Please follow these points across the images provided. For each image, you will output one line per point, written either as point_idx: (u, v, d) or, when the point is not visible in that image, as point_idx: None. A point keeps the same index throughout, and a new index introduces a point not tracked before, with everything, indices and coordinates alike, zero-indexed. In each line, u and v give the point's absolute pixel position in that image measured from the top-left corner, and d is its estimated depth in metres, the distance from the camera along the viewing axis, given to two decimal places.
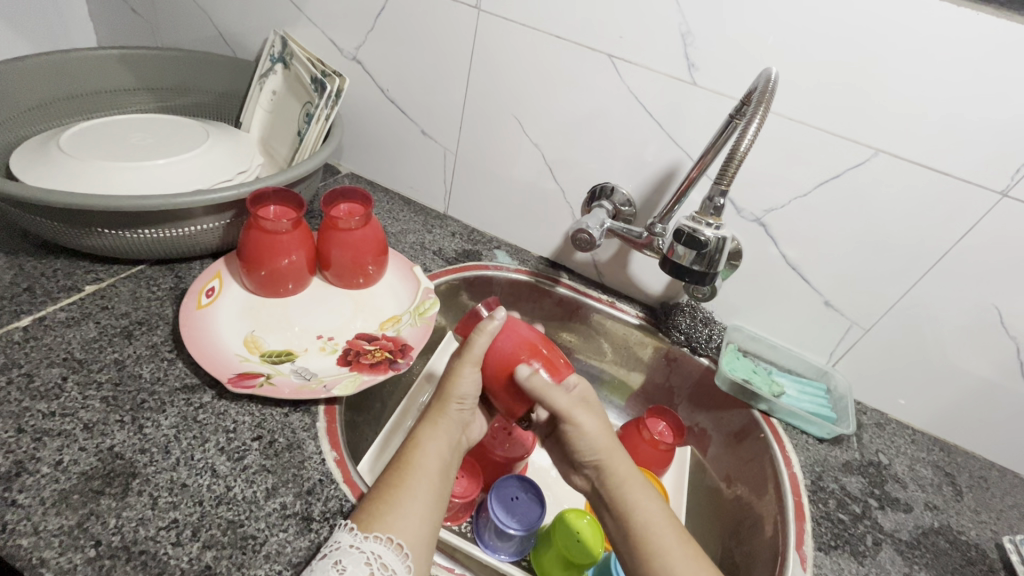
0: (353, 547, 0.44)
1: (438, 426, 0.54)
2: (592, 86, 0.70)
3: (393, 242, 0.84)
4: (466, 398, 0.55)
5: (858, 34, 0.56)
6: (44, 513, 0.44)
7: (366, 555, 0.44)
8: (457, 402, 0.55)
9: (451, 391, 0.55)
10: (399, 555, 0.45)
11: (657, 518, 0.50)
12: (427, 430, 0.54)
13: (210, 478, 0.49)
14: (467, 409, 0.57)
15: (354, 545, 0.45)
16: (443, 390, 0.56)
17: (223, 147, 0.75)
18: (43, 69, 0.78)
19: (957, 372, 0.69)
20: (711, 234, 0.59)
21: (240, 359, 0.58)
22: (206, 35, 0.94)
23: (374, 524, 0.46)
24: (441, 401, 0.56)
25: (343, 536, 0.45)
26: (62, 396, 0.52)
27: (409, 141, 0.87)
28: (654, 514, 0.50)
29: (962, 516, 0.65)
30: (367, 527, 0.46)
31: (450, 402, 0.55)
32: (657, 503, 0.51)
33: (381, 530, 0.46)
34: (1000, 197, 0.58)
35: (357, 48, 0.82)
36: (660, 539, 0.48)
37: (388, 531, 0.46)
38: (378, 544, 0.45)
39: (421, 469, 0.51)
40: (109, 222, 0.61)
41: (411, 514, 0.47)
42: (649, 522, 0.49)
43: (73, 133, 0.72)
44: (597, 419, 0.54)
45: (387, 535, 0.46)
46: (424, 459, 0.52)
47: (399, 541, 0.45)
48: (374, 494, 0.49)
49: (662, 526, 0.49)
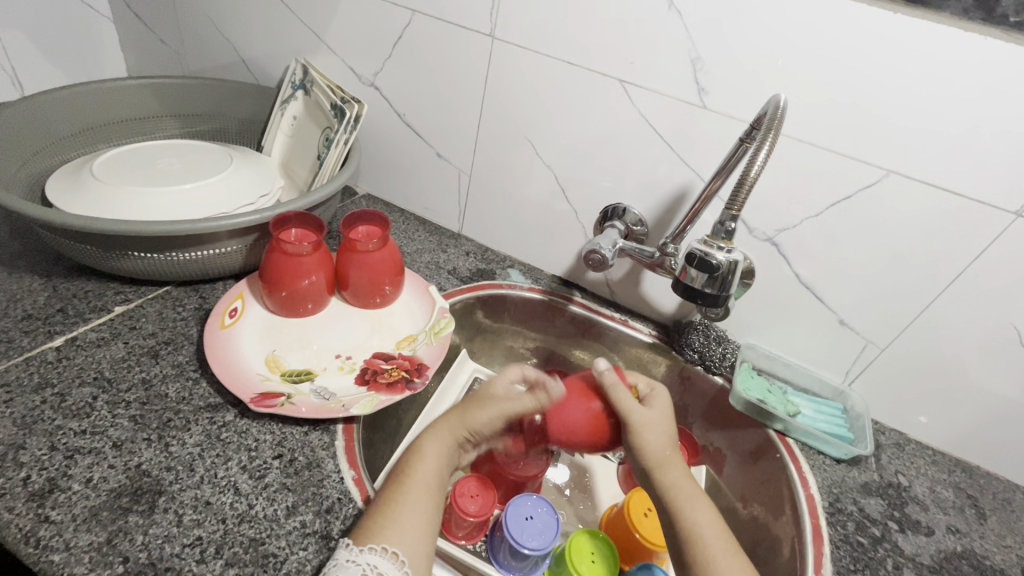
0: (349, 561, 0.45)
1: (441, 438, 0.59)
2: (603, 111, 0.71)
3: (408, 262, 0.86)
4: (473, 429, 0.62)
5: (865, 60, 0.57)
6: (76, 529, 0.46)
7: (362, 567, 0.44)
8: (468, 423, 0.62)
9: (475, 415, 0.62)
10: (395, 563, 0.45)
11: (707, 524, 0.52)
12: (426, 446, 0.57)
13: (233, 495, 0.50)
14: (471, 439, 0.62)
15: (350, 560, 0.45)
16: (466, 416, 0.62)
17: (246, 171, 0.78)
18: (78, 98, 0.82)
19: (977, 392, 0.68)
20: (723, 258, 0.59)
21: (261, 378, 0.60)
22: (231, 62, 0.97)
23: (372, 535, 0.47)
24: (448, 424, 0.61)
25: (340, 552, 0.46)
26: (93, 414, 0.54)
27: (426, 163, 0.89)
28: (703, 520, 0.52)
29: (986, 539, 0.64)
30: (362, 541, 0.46)
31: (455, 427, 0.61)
32: (709, 511, 0.53)
33: (377, 542, 0.46)
34: (1015, 217, 0.57)
35: (375, 75, 0.85)
36: (705, 545, 0.50)
37: (383, 539, 0.46)
38: (374, 555, 0.45)
39: (418, 481, 0.53)
40: (140, 246, 0.64)
41: (407, 524, 0.48)
42: (699, 524, 0.51)
43: (106, 159, 0.75)
44: (664, 438, 0.58)
45: (383, 546, 0.46)
46: (424, 472, 0.54)
47: (394, 549, 0.46)
48: (375, 506, 0.50)
49: (710, 532, 0.51)
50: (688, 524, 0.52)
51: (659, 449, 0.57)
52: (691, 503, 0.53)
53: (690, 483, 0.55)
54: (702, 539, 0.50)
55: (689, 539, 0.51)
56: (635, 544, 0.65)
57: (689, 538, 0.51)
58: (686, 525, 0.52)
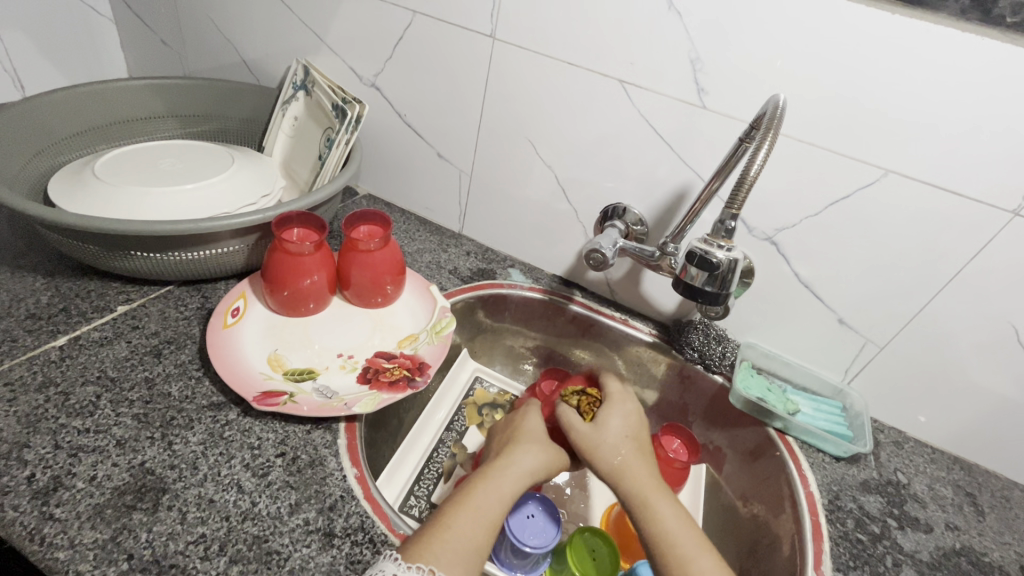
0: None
1: (518, 476, 0.55)
2: (603, 111, 0.72)
3: (409, 262, 0.86)
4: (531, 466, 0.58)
5: (863, 62, 0.57)
6: (80, 527, 0.46)
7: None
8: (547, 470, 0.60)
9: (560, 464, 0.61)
10: None
11: (671, 523, 0.52)
12: (493, 473, 0.55)
13: (236, 493, 0.51)
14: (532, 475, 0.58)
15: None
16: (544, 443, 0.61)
17: (248, 172, 0.78)
18: (80, 99, 0.83)
19: (975, 390, 0.69)
20: (723, 256, 0.60)
21: (264, 377, 0.60)
22: (232, 63, 0.98)
23: (421, 552, 0.46)
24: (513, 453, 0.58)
25: (388, 565, 0.45)
26: (96, 413, 0.55)
27: (427, 164, 0.89)
28: (667, 519, 0.53)
29: (985, 536, 0.64)
30: (411, 558, 0.45)
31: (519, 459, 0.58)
32: (673, 510, 0.54)
33: (423, 561, 0.45)
34: (1012, 215, 0.58)
35: (376, 75, 0.85)
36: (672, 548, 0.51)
37: (433, 562, 0.45)
38: None
39: (482, 512, 0.51)
40: (143, 245, 0.64)
41: (462, 554, 0.47)
42: (667, 528, 0.52)
43: (108, 159, 0.75)
44: (615, 433, 0.61)
45: (429, 566, 0.45)
46: (491, 503, 0.52)
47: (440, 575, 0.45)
48: (429, 525, 0.49)
49: (677, 532, 0.52)
50: (654, 525, 0.53)
51: (613, 455, 0.59)
52: (658, 506, 0.54)
53: (651, 484, 0.56)
54: (672, 542, 0.51)
55: (659, 546, 0.51)
56: (633, 541, 0.66)
57: (660, 543, 0.51)
58: (653, 530, 0.52)
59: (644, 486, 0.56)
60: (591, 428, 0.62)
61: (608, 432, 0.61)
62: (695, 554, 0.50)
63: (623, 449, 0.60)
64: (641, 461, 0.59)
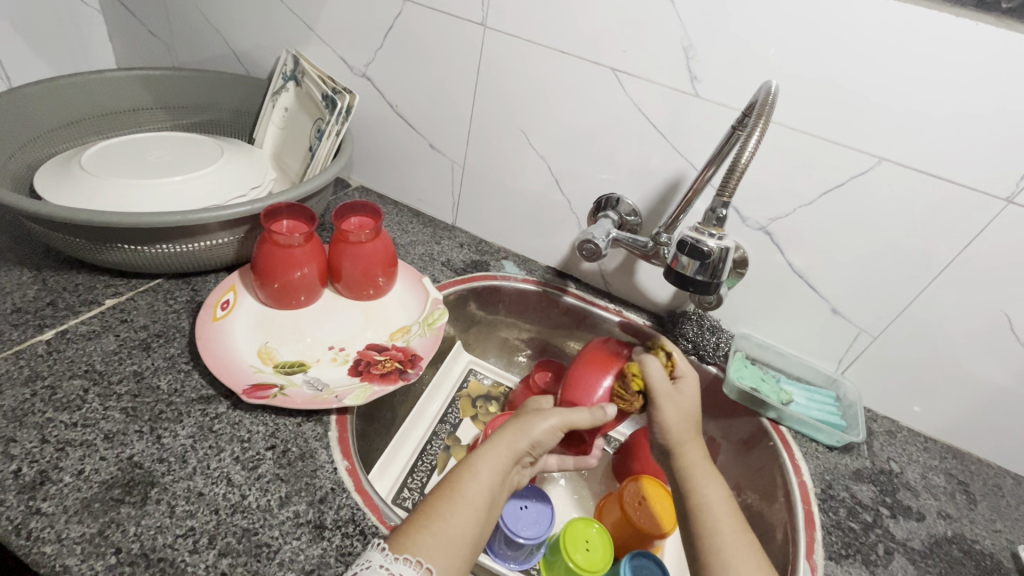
0: (382, 568, 0.44)
1: (497, 455, 0.54)
2: (596, 100, 0.71)
3: (402, 254, 0.85)
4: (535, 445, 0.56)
5: (857, 49, 0.57)
6: (67, 521, 0.45)
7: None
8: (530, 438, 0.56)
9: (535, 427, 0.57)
10: None
11: (717, 502, 0.52)
12: (481, 458, 0.53)
13: (225, 486, 0.50)
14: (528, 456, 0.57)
15: (383, 566, 0.44)
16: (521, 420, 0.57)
17: (238, 163, 0.77)
18: (66, 91, 0.81)
19: (968, 379, 0.69)
20: (714, 245, 0.59)
21: (254, 370, 0.60)
22: (221, 54, 0.96)
23: (408, 544, 0.46)
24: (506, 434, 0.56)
25: (374, 555, 0.45)
26: (84, 406, 0.54)
27: (419, 155, 0.88)
28: (713, 498, 0.52)
29: (976, 524, 0.65)
30: (398, 549, 0.46)
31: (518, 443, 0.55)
32: (721, 490, 0.53)
33: (411, 553, 0.45)
34: (1006, 203, 0.58)
35: (367, 65, 0.84)
36: (716, 525, 0.50)
37: (421, 554, 0.46)
38: (406, 567, 0.44)
39: (467, 501, 0.50)
40: (130, 238, 0.63)
41: (449, 546, 0.47)
42: (713, 508, 0.52)
43: (95, 151, 0.74)
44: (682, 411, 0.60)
45: (416, 558, 0.45)
46: (474, 490, 0.51)
47: (429, 566, 0.45)
48: (415, 516, 0.49)
49: (720, 511, 0.51)
50: (699, 502, 0.52)
51: (678, 427, 0.58)
52: (705, 484, 0.53)
53: (706, 462, 0.56)
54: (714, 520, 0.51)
55: (700, 523, 0.51)
56: (627, 531, 0.65)
57: (701, 520, 0.51)
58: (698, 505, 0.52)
59: (698, 464, 0.55)
60: (660, 395, 0.60)
61: (679, 406, 0.60)
62: (726, 530, 0.50)
63: (683, 426, 0.58)
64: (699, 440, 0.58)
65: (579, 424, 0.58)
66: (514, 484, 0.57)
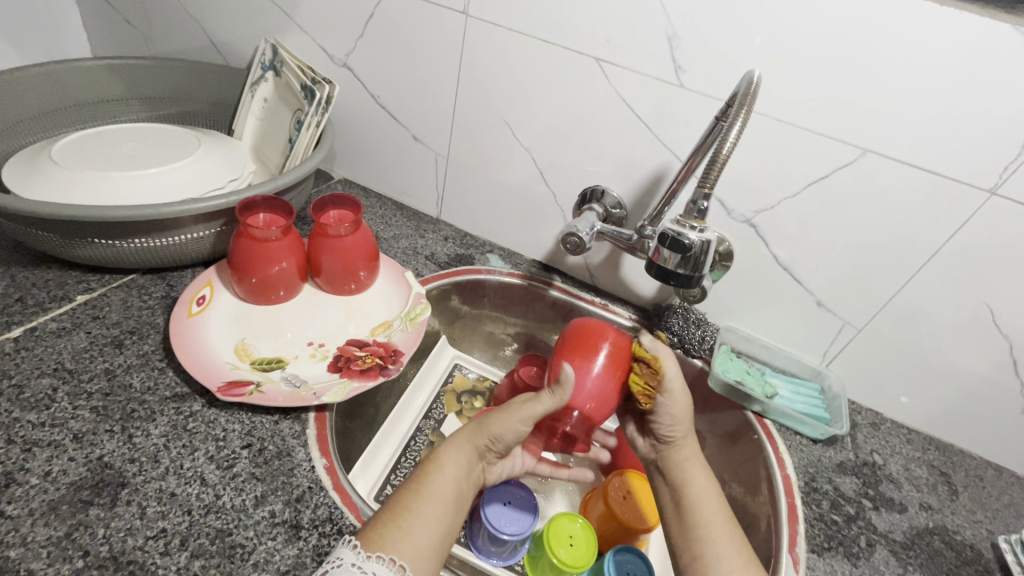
0: (354, 566, 0.43)
1: (460, 447, 0.55)
2: (580, 91, 0.70)
3: (385, 247, 0.84)
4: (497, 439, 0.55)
5: (842, 39, 0.56)
6: (33, 524, 0.44)
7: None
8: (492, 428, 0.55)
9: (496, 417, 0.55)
10: None
11: (705, 494, 0.57)
12: (447, 453, 0.54)
13: (199, 486, 0.49)
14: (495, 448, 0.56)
15: (355, 565, 0.43)
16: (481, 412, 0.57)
17: (215, 155, 0.75)
18: (36, 81, 0.79)
19: (951, 370, 0.69)
20: (695, 238, 0.58)
21: (230, 367, 0.58)
22: (199, 44, 0.94)
23: (379, 543, 0.45)
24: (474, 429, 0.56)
25: (345, 553, 0.44)
26: (52, 406, 0.53)
27: (402, 147, 0.87)
28: (702, 491, 0.57)
29: (957, 515, 0.65)
30: (371, 548, 0.45)
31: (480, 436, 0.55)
32: (709, 482, 0.58)
33: (385, 551, 0.45)
34: (989, 195, 0.57)
35: (347, 55, 0.82)
36: (706, 515, 0.55)
37: (391, 551, 0.45)
38: (381, 566, 0.43)
39: (435, 494, 0.50)
40: (100, 232, 0.61)
41: (419, 538, 0.47)
42: (704, 506, 0.56)
43: (65, 143, 0.72)
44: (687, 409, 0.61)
45: (390, 556, 0.45)
46: (441, 483, 0.51)
47: (401, 563, 0.44)
48: (384, 514, 0.48)
49: (709, 502, 0.56)
50: (691, 493, 0.57)
51: (682, 423, 0.60)
52: (698, 482, 0.58)
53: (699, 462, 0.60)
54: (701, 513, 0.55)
55: (693, 514, 0.55)
56: (610, 525, 0.65)
57: (688, 512, 0.56)
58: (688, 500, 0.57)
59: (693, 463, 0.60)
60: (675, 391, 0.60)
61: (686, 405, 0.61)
62: (712, 521, 0.54)
63: (683, 426, 0.60)
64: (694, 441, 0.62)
65: (540, 412, 0.55)
66: (484, 473, 0.58)
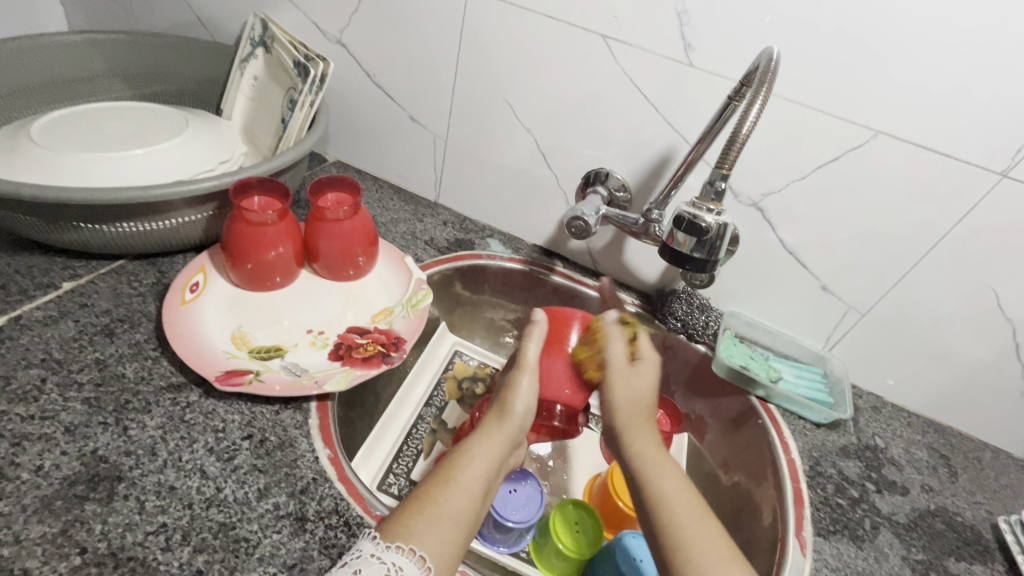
0: (373, 557, 0.42)
1: (491, 438, 0.56)
2: (586, 70, 0.68)
3: (383, 232, 0.82)
4: (522, 410, 0.59)
5: (860, 16, 0.54)
6: (26, 521, 0.42)
7: (386, 566, 0.41)
8: (517, 419, 0.59)
9: (511, 406, 0.59)
10: (420, 568, 0.42)
11: (675, 491, 0.49)
12: (477, 443, 0.55)
13: (199, 479, 0.48)
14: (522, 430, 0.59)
15: (374, 556, 0.42)
16: (504, 404, 0.59)
17: (204, 136, 0.72)
18: (10, 56, 0.75)
19: (953, 355, 0.69)
20: (712, 221, 0.57)
21: (227, 356, 0.56)
22: (183, 18, 0.90)
23: (400, 532, 0.44)
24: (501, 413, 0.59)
25: (365, 544, 0.42)
26: (41, 398, 0.50)
27: (399, 128, 0.84)
28: (673, 487, 0.49)
29: (958, 497, 0.66)
30: (391, 538, 0.43)
31: (506, 417, 0.58)
32: (681, 480, 0.50)
33: (405, 541, 0.43)
34: (1000, 177, 0.57)
35: (341, 31, 0.79)
36: (673, 511, 0.47)
37: (414, 542, 0.43)
38: (401, 556, 0.42)
39: (464, 485, 0.49)
40: (86, 216, 0.58)
41: (443, 531, 0.45)
42: (667, 491, 0.49)
43: (44, 122, 0.69)
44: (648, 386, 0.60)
45: (410, 546, 0.43)
46: (471, 474, 0.51)
47: (422, 554, 0.43)
48: (406, 506, 0.46)
49: (678, 499, 0.48)
50: (659, 490, 0.49)
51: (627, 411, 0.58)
52: (661, 477, 0.50)
53: (659, 452, 0.54)
54: (671, 507, 0.48)
55: (657, 507, 0.48)
56: (618, 512, 0.65)
57: (657, 507, 0.48)
58: (653, 492, 0.49)
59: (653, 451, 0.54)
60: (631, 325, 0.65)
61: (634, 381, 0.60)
62: (687, 522, 0.46)
63: (633, 403, 0.58)
64: (652, 427, 0.57)
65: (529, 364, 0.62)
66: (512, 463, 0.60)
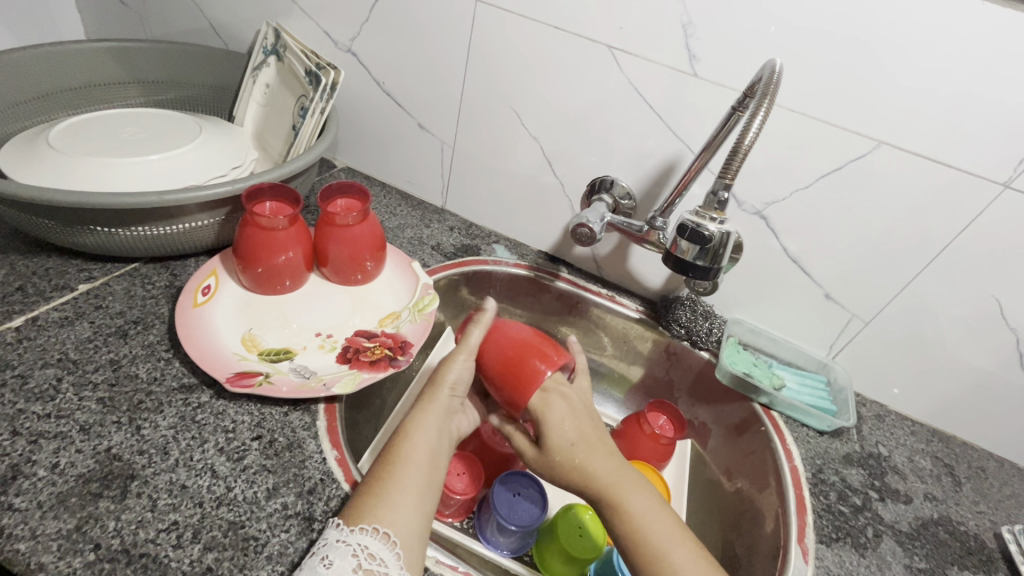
0: (340, 542, 0.44)
1: (427, 416, 0.55)
2: (591, 79, 0.69)
3: (390, 237, 0.83)
4: (458, 384, 0.57)
5: (860, 30, 0.55)
6: (42, 516, 0.44)
7: (353, 547, 0.43)
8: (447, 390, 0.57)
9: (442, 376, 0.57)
10: (387, 544, 0.44)
11: (649, 514, 0.50)
12: (416, 422, 0.54)
13: (210, 478, 0.49)
14: (457, 397, 0.58)
15: (339, 540, 0.44)
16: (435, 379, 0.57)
17: (217, 142, 0.74)
18: (34, 63, 0.77)
19: (957, 365, 0.69)
20: (716, 229, 0.58)
21: (238, 358, 0.57)
22: (198, 26, 0.92)
23: (363, 515, 0.46)
24: (432, 389, 0.57)
25: (331, 532, 0.45)
26: (57, 397, 0.52)
27: (407, 135, 0.85)
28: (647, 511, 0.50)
29: (961, 506, 0.66)
30: (353, 521, 0.45)
31: (440, 390, 0.56)
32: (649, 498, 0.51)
33: (368, 521, 0.45)
34: (1003, 188, 0.57)
35: (352, 40, 0.81)
36: (649, 537, 0.49)
37: (374, 520, 0.45)
38: (365, 536, 0.44)
39: (410, 460, 0.51)
40: (102, 220, 0.60)
41: (400, 504, 0.47)
42: (639, 518, 0.50)
43: (63, 127, 0.70)
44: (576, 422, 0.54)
45: (374, 525, 0.45)
46: (413, 451, 0.51)
47: (385, 530, 0.45)
48: (362, 488, 0.48)
49: (655, 520, 0.50)
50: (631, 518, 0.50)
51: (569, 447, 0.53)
52: (632, 503, 0.51)
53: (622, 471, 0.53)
54: (647, 534, 0.49)
55: (633, 538, 0.49)
56: None
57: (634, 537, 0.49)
58: (626, 523, 0.50)
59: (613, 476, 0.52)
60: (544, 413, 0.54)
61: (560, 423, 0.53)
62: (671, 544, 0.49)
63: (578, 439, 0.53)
64: (601, 448, 0.54)
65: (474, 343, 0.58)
66: (456, 431, 0.59)
